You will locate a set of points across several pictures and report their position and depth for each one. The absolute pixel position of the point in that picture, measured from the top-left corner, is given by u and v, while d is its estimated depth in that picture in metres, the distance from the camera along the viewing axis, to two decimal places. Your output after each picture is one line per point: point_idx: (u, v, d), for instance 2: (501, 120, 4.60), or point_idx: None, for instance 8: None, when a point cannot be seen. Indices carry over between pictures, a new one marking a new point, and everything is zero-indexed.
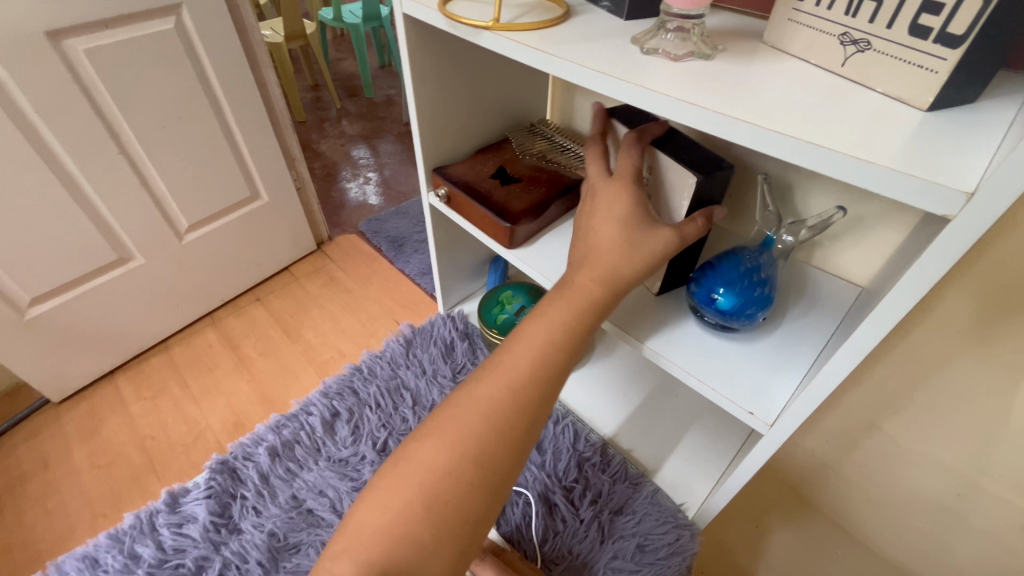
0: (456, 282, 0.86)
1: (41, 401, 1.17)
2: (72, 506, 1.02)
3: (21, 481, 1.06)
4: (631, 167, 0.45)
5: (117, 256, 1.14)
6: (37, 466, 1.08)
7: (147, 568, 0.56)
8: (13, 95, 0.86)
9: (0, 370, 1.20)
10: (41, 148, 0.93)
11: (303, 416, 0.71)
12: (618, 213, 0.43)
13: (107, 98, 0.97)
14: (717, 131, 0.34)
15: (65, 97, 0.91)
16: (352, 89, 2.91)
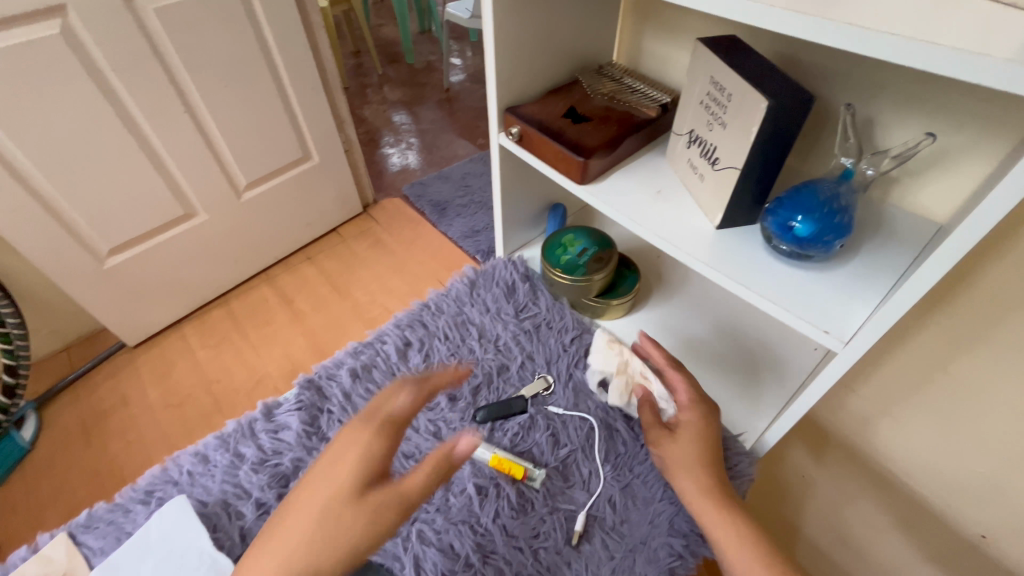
0: (516, 229, 0.89)
1: (118, 345, 1.35)
2: (151, 437, 1.22)
3: (105, 413, 1.25)
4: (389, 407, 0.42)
5: (183, 211, 1.28)
6: (117, 403, 1.27)
7: (250, 465, 0.63)
8: (93, 53, 0.96)
9: (86, 315, 1.38)
10: (120, 109, 1.05)
11: (378, 344, 0.76)
12: (334, 526, 0.36)
13: (175, 59, 1.08)
14: (820, 38, 0.35)
15: (139, 59, 1.02)
16: (392, 54, 2.91)
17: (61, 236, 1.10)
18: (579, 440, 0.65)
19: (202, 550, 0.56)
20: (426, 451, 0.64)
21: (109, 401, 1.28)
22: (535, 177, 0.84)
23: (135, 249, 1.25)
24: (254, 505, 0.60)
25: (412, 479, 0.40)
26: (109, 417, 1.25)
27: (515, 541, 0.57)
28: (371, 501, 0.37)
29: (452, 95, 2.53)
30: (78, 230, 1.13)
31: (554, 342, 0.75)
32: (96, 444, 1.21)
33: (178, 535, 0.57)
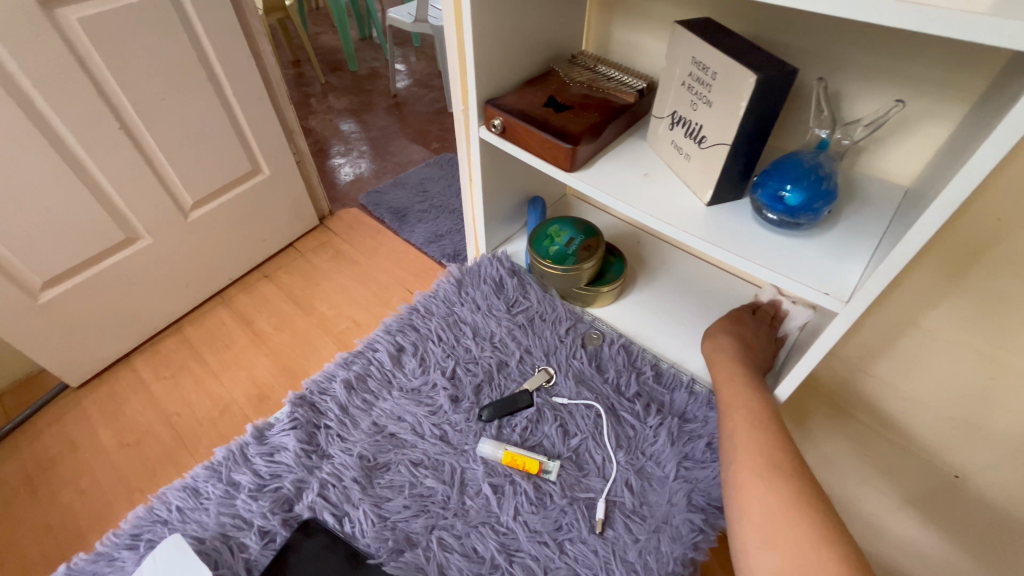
0: (497, 224, 0.89)
1: (60, 387, 1.24)
2: (105, 481, 1.12)
3: (50, 463, 1.14)
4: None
5: (125, 235, 1.19)
6: (65, 449, 1.16)
7: (249, 492, 0.59)
8: (10, 69, 0.88)
9: (18, 359, 1.26)
10: (46, 129, 0.96)
11: (369, 352, 0.73)
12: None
13: (105, 71, 0.99)
14: (819, 7, 0.38)
15: (65, 71, 0.94)
16: (332, 62, 2.82)
17: None
18: (588, 428, 0.65)
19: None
20: (434, 456, 0.63)
21: (55, 447, 1.16)
22: (512, 171, 0.84)
23: (71, 280, 1.14)
24: (259, 534, 0.56)
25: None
26: (57, 465, 1.14)
27: (538, 536, 0.56)
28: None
29: (400, 100, 2.49)
30: (3, 264, 1.02)
31: (549, 333, 0.75)
32: (42, 496, 1.09)
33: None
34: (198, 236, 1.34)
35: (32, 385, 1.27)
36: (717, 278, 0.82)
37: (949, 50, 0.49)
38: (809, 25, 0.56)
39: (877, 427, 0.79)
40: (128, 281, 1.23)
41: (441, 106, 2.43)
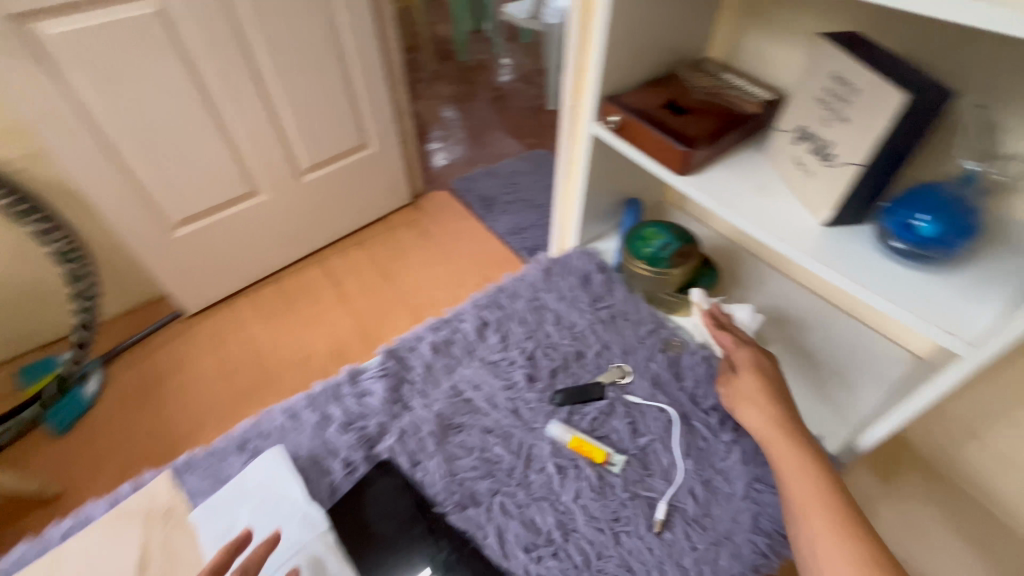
0: (591, 220, 0.90)
1: (175, 314, 1.43)
2: (202, 402, 1.28)
3: (160, 378, 1.32)
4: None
5: (245, 189, 1.34)
6: (173, 368, 1.34)
7: (338, 425, 0.65)
8: (182, 34, 1.03)
9: (149, 283, 1.46)
10: (201, 88, 1.11)
11: (456, 322, 0.78)
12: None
13: (254, 42, 1.13)
14: (998, 28, 0.36)
15: (225, 38, 1.08)
16: (444, 51, 2.95)
17: (136, 204, 1.17)
18: (658, 430, 0.65)
19: (280, 514, 0.57)
20: (505, 427, 0.66)
21: (167, 363, 1.34)
22: (617, 170, 0.84)
23: (199, 222, 1.31)
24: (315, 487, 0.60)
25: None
26: (166, 380, 1.32)
27: (596, 522, 0.57)
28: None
29: (503, 93, 2.55)
30: (151, 199, 1.19)
31: (630, 332, 0.75)
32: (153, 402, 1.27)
33: (268, 488, 0.59)
34: (307, 197, 1.48)
35: (154, 308, 1.47)
36: (816, 307, 0.78)
37: None
38: (971, 47, 0.52)
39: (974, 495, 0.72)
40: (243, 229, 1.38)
41: (541, 102, 2.47)
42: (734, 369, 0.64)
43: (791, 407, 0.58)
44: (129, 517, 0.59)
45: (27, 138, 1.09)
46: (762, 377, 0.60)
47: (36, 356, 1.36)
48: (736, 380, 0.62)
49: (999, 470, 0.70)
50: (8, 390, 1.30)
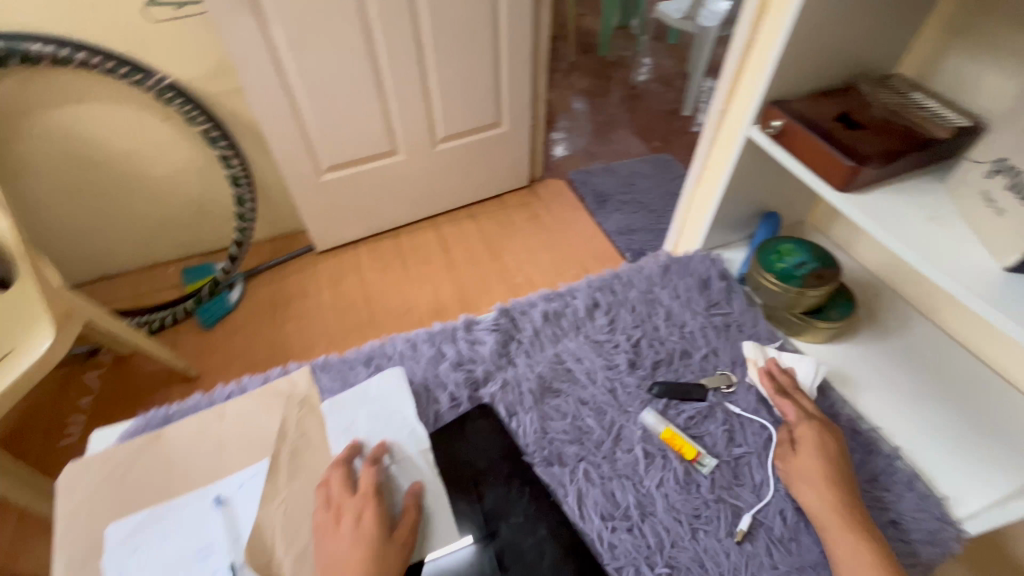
0: (721, 227, 0.88)
1: (308, 249, 1.64)
2: (316, 328, 1.46)
3: (287, 300, 1.53)
4: (371, 488, 0.57)
5: (388, 147, 1.49)
6: (298, 294, 1.54)
7: (450, 363, 0.72)
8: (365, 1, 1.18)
9: (295, 217, 1.68)
10: (371, 50, 1.26)
11: (569, 297, 0.81)
12: (352, 532, 0.53)
13: (422, 14, 1.26)
14: None
15: (399, 7, 1.21)
16: (586, 44, 2.96)
17: (301, 145, 1.36)
18: (756, 445, 0.63)
19: (400, 424, 0.65)
20: (600, 403, 0.68)
21: (293, 289, 1.55)
22: (761, 180, 0.82)
23: (345, 170, 1.48)
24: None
25: (405, 519, 0.56)
26: (291, 303, 1.52)
27: (676, 513, 0.58)
28: (396, 537, 0.54)
29: (638, 92, 2.51)
30: (313, 142, 1.38)
31: (742, 345, 0.74)
32: (277, 320, 1.48)
33: (391, 400, 0.67)
34: (438, 163, 1.60)
35: (293, 241, 1.70)
36: (963, 367, 0.70)
37: None
38: None
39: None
40: (379, 182, 1.54)
41: (676, 107, 2.39)
42: (792, 444, 0.61)
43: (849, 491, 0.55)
44: (276, 396, 0.68)
45: (233, 77, 1.31)
46: (827, 460, 0.57)
47: (202, 260, 1.63)
48: (795, 458, 0.59)
49: None
50: (178, 283, 1.58)
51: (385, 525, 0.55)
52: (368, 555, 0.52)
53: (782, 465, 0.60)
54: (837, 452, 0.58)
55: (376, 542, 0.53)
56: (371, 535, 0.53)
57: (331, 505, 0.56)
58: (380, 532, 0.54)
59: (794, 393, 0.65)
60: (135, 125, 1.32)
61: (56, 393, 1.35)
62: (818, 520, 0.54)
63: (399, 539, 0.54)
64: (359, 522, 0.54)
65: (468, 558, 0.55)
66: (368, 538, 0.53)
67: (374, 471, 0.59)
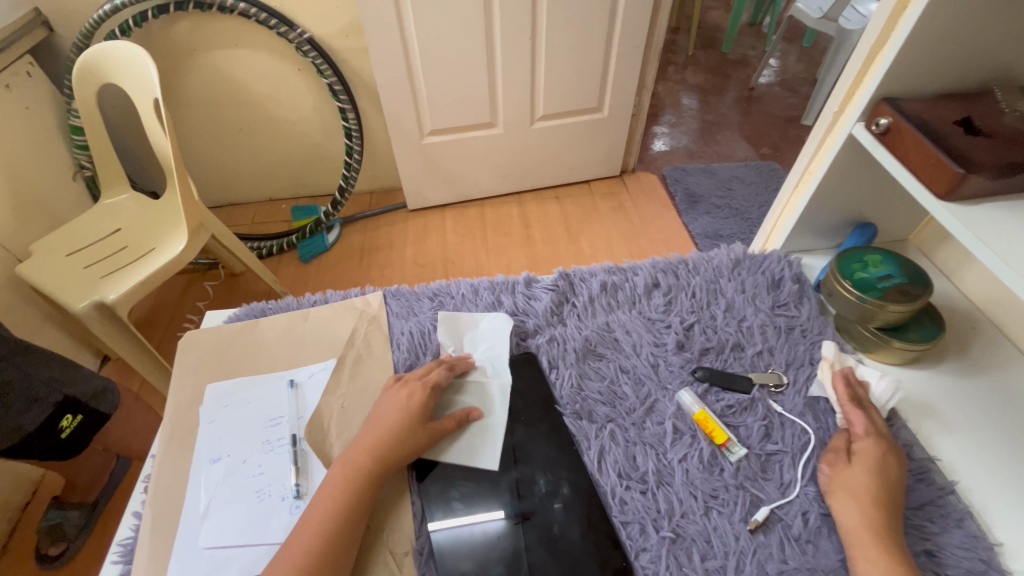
0: (807, 231, 0.84)
1: (401, 206, 1.77)
2: (396, 277, 1.59)
3: (376, 248, 1.67)
4: (434, 380, 0.65)
5: (489, 119, 1.56)
6: (386, 245, 1.68)
7: (505, 312, 0.77)
8: None
9: (394, 174, 1.82)
10: (489, 24, 1.33)
11: (630, 273, 0.82)
12: (404, 402, 0.62)
13: None
14: None
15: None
16: (708, 38, 2.81)
17: (411, 107, 1.47)
18: (792, 446, 0.62)
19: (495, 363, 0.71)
20: (640, 374, 0.70)
21: (382, 240, 1.70)
22: (860, 185, 0.77)
23: (446, 136, 1.58)
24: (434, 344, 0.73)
25: (445, 422, 0.63)
26: (379, 251, 1.66)
27: (693, 488, 0.59)
28: (432, 427, 0.61)
29: (755, 95, 2.37)
30: (422, 105, 1.48)
31: (802, 349, 0.71)
32: (364, 264, 1.63)
33: (496, 338, 0.74)
34: (533, 141, 1.64)
35: (390, 196, 1.84)
36: None
37: None
38: None
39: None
40: (475, 151, 1.62)
41: (795, 115, 2.23)
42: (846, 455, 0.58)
43: (894, 511, 0.52)
44: (350, 311, 0.78)
45: (361, 37, 1.44)
46: (877, 478, 0.54)
47: (308, 202, 1.82)
48: (845, 469, 0.56)
49: None
50: (285, 218, 1.78)
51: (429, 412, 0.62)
52: (406, 421, 0.60)
53: (829, 471, 0.57)
54: (892, 476, 0.55)
55: (418, 419, 0.61)
56: (415, 411, 0.61)
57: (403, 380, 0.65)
58: (422, 414, 0.61)
59: (867, 406, 0.62)
60: (275, 71, 1.49)
61: (181, 294, 1.59)
62: (847, 535, 0.52)
63: (431, 430, 0.61)
64: (410, 398, 0.62)
65: (494, 531, 0.56)
66: (412, 411, 0.61)
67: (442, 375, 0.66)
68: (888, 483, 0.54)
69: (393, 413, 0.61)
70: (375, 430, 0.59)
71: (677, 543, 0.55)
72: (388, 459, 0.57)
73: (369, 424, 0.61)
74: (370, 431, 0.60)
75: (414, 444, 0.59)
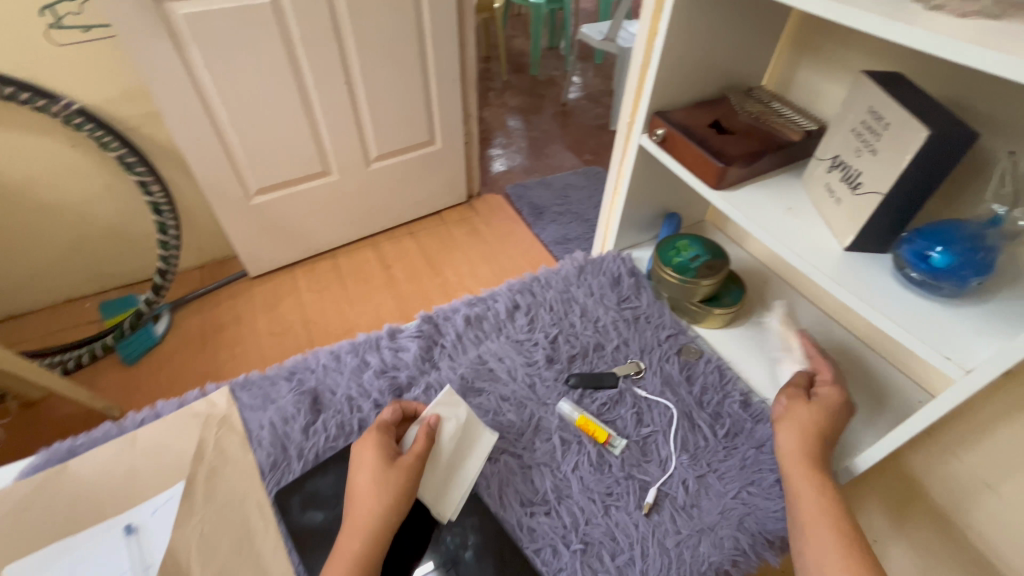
0: (631, 228, 0.95)
1: (241, 275, 1.60)
2: (251, 355, 1.42)
3: (220, 329, 1.48)
4: (384, 423, 0.60)
5: (321, 168, 1.49)
6: (232, 321, 1.49)
7: (374, 372, 0.73)
8: (290, 25, 1.19)
9: (224, 242, 1.63)
10: (298, 73, 1.27)
11: (490, 301, 0.85)
12: (368, 452, 0.56)
13: (348, 37, 1.28)
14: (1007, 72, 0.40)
15: (321, 30, 1.22)
16: (518, 64, 3.06)
17: (227, 168, 1.33)
18: (661, 423, 0.69)
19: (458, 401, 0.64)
20: (520, 397, 0.72)
21: (226, 317, 1.50)
22: (659, 182, 0.89)
23: (276, 192, 1.46)
24: (301, 428, 0.67)
25: (417, 444, 0.58)
26: (225, 330, 1.47)
27: (590, 493, 0.62)
28: (401, 462, 0.55)
29: (568, 109, 2.63)
30: (240, 165, 1.36)
31: (650, 334, 0.80)
32: (209, 349, 1.43)
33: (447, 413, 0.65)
34: (373, 183, 1.61)
35: (225, 267, 1.65)
36: (837, 341, 0.79)
37: None
38: (1008, 95, 0.53)
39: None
40: (312, 203, 1.53)
41: (604, 122, 2.53)
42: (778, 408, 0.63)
43: None
44: (191, 417, 0.67)
45: (148, 101, 1.27)
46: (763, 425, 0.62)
47: (121, 293, 1.55)
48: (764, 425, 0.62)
49: (1011, 536, 0.67)
50: (93, 319, 1.48)
51: (391, 452, 0.57)
52: (381, 468, 0.55)
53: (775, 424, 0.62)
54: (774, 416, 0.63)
55: (389, 460, 0.56)
56: (375, 460, 0.55)
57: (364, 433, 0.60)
58: (385, 458, 0.56)
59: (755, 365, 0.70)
60: (38, 152, 1.24)
61: None
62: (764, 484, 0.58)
63: (409, 456, 0.56)
64: (366, 450, 0.57)
65: None
66: (370, 462, 0.55)
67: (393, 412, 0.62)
68: (838, 420, 0.60)
69: (363, 462, 0.56)
70: (357, 489, 0.54)
71: (588, 551, 0.57)
72: (396, 505, 0.53)
73: (350, 483, 0.55)
74: (354, 491, 0.54)
75: (391, 490, 0.53)
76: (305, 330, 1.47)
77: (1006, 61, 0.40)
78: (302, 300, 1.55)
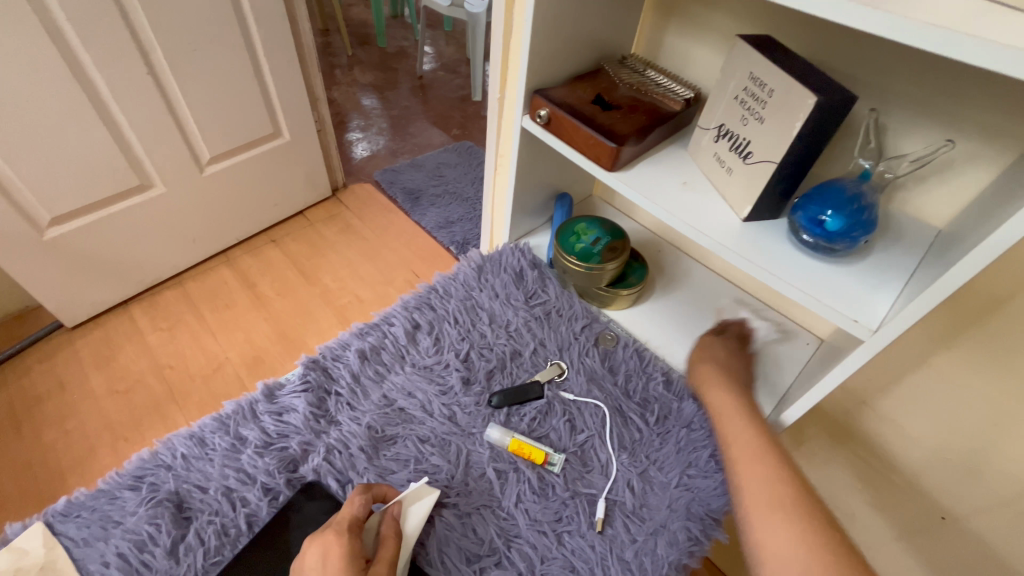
0: (525, 215, 0.89)
1: (54, 327, 1.25)
2: (91, 427, 1.11)
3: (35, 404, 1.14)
4: (350, 518, 0.49)
5: (139, 181, 1.18)
6: (52, 390, 1.16)
7: (255, 449, 0.59)
8: (49, 4, 0.88)
9: (15, 291, 1.25)
10: (76, 66, 0.96)
11: (385, 326, 0.73)
12: (330, 564, 0.45)
13: (141, 16, 0.99)
14: (894, 34, 0.38)
15: (98, 9, 0.93)
16: (362, 35, 2.77)
17: None
18: (595, 426, 0.65)
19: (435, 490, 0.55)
20: (441, 435, 0.63)
21: (43, 385, 1.16)
22: (547, 163, 0.83)
23: (80, 220, 1.14)
24: (165, 552, 0.51)
25: (385, 553, 0.48)
26: (44, 403, 1.14)
27: (539, 525, 0.57)
28: None
29: (426, 83, 2.46)
30: (16, 194, 1.02)
31: (565, 328, 0.75)
32: (25, 432, 1.09)
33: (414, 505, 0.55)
34: (212, 190, 1.34)
35: (26, 321, 1.27)
36: (733, 298, 0.82)
37: (988, 85, 0.50)
38: (865, 53, 0.55)
39: (884, 468, 0.75)
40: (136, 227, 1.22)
41: (466, 92, 2.41)
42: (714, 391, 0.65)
43: None
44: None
45: None
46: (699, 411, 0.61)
47: None
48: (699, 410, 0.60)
49: None
50: None
51: (360, 562, 0.46)
52: None
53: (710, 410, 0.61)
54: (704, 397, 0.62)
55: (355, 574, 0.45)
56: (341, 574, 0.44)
57: (318, 535, 0.48)
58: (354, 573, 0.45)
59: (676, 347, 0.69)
60: None
61: None
62: None
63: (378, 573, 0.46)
64: (327, 560, 0.45)
65: None
66: None
67: (362, 501, 0.51)
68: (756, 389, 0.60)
69: None
70: None
71: None
72: None
73: None
74: None
75: None
76: (158, 380, 1.19)
77: (899, 23, 0.37)
78: (146, 345, 1.26)
